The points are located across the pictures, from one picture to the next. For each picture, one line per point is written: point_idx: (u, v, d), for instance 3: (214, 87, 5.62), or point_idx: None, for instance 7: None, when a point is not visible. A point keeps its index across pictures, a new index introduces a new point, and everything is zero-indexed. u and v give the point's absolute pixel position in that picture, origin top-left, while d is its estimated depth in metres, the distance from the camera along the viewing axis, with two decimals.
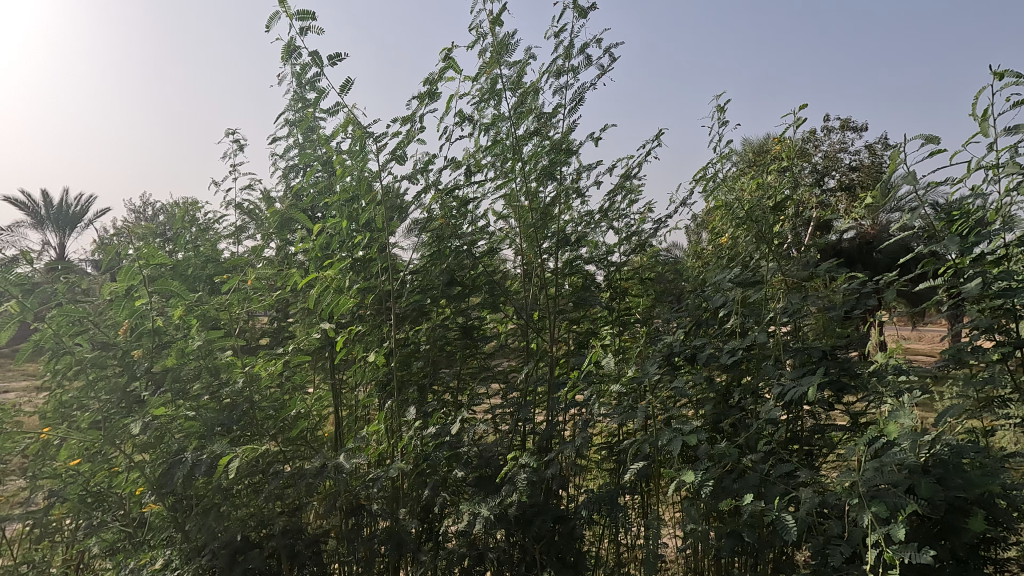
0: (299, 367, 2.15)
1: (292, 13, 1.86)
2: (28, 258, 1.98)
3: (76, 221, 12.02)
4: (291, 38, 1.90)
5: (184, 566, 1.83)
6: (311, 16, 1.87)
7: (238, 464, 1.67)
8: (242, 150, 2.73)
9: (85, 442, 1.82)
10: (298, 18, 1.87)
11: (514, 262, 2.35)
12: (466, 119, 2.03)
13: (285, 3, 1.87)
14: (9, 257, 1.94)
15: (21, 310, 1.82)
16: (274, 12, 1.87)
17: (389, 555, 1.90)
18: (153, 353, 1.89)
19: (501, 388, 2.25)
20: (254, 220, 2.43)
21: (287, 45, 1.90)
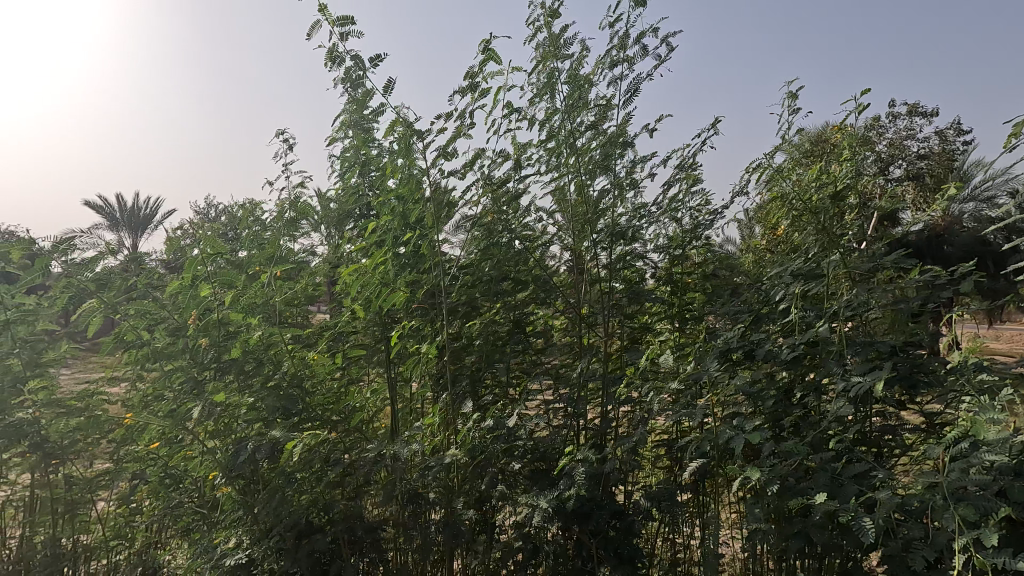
0: (354, 361, 2.21)
1: (333, 20, 1.93)
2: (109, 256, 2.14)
3: (147, 224, 12.84)
4: (334, 45, 1.97)
5: (253, 546, 1.91)
6: (351, 21, 1.94)
7: (301, 449, 1.74)
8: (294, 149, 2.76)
9: (164, 427, 1.95)
10: (338, 23, 1.94)
11: (561, 258, 2.34)
12: (514, 111, 2.07)
13: (325, 11, 1.94)
14: (93, 256, 2.11)
15: (103, 304, 1.94)
16: (315, 20, 1.95)
17: (446, 544, 1.92)
18: (219, 343, 1.95)
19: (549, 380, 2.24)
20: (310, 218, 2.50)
21: (330, 52, 1.98)
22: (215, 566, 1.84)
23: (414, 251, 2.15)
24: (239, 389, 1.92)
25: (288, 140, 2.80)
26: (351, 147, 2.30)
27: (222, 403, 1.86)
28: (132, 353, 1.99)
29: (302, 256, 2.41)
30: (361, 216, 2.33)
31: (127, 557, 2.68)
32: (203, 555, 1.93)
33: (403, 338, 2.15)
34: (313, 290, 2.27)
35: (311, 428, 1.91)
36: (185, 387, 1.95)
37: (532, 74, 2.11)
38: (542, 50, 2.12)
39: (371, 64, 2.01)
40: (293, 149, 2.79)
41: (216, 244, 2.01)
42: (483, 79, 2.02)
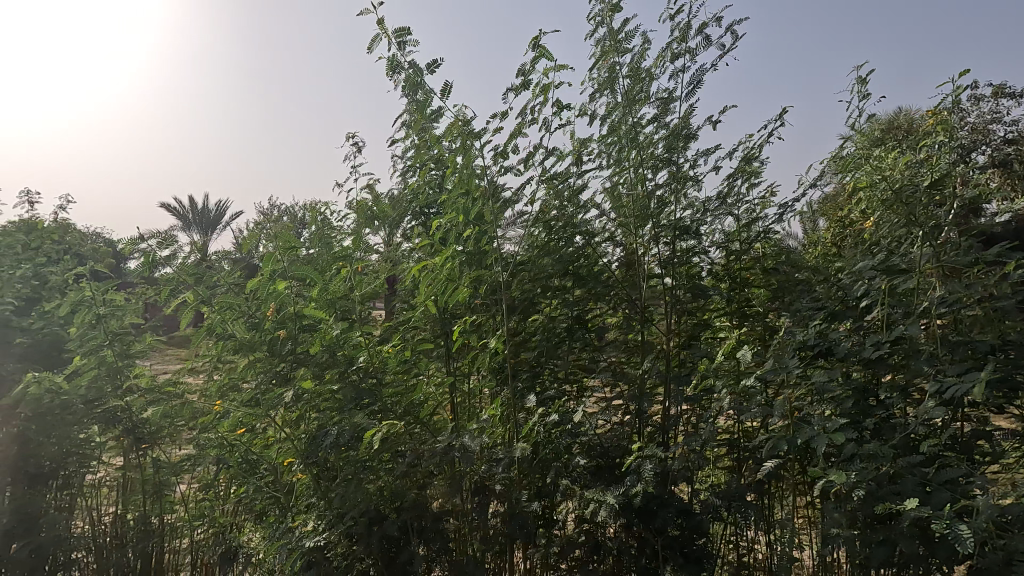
0: (420, 355, 2.27)
1: (390, 33, 1.98)
2: (198, 252, 2.32)
3: (216, 224, 13.61)
4: (393, 55, 2.03)
5: (328, 530, 2.00)
6: (408, 32, 1.98)
7: (379, 438, 1.79)
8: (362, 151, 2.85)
9: (248, 414, 2.08)
10: (395, 34, 1.99)
11: (614, 254, 2.30)
12: (563, 109, 2.08)
13: (382, 23, 1.99)
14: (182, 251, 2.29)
15: (196, 298, 2.12)
16: (374, 34, 2.01)
17: (512, 536, 1.95)
18: (295, 335, 2.05)
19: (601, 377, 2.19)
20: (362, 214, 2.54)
21: (390, 61, 2.03)
22: (294, 547, 1.94)
23: (476, 247, 2.18)
24: (317, 379, 2.02)
25: (357, 144, 2.86)
26: (415, 148, 2.36)
27: (310, 388, 1.95)
28: (217, 343, 2.11)
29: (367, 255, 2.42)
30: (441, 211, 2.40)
31: (208, 535, 2.86)
32: (282, 537, 2.04)
33: (467, 333, 2.19)
34: (378, 285, 2.35)
35: (387, 417, 1.99)
36: (267, 377, 2.07)
37: (592, 69, 2.10)
38: (601, 46, 2.11)
39: (428, 69, 2.05)
40: (359, 151, 2.89)
41: (294, 241, 2.11)
42: (538, 77, 2.02)
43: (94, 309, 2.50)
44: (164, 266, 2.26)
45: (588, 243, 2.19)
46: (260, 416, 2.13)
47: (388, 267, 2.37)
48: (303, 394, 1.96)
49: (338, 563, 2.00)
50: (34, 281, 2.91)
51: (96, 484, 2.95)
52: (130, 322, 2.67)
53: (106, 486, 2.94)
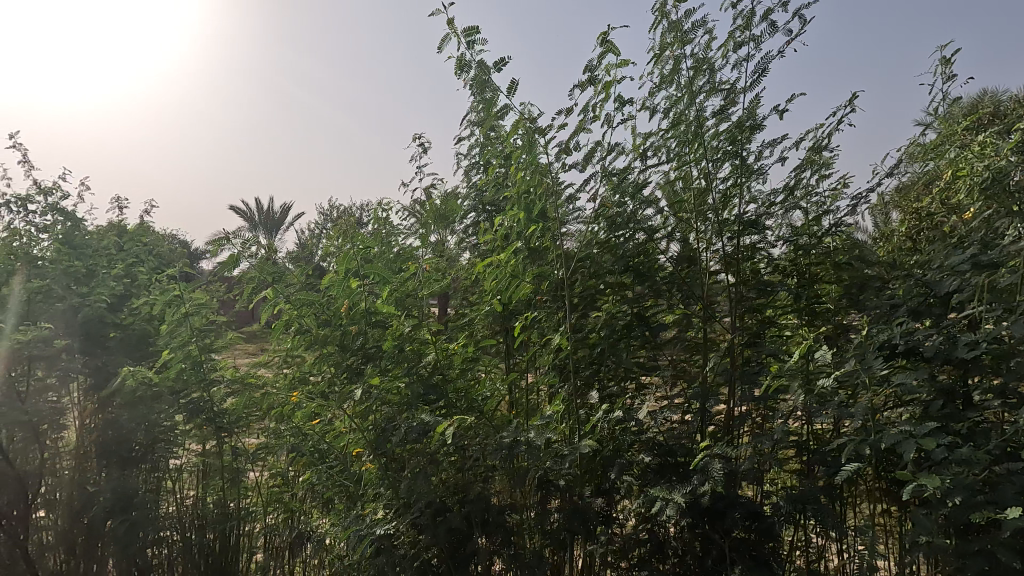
0: (483, 350, 2.31)
1: (460, 32, 2.02)
2: (275, 251, 2.45)
3: (279, 225, 14.29)
4: (461, 55, 2.07)
5: (395, 518, 2.07)
6: (477, 31, 2.01)
7: (450, 433, 1.84)
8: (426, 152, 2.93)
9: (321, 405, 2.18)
10: (464, 33, 2.03)
11: (668, 254, 2.16)
12: (628, 104, 2.04)
13: (452, 23, 2.03)
14: (262, 250, 2.43)
15: (275, 296, 2.24)
16: (443, 35, 2.06)
17: (574, 531, 1.95)
18: (366, 331, 2.13)
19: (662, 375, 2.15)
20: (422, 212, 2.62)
21: (459, 60, 2.07)
22: (364, 533, 2.02)
23: (539, 244, 2.19)
24: (388, 373, 2.09)
25: (423, 144, 2.99)
26: (481, 146, 2.40)
27: (380, 384, 2.01)
28: (297, 340, 2.22)
29: (430, 252, 2.48)
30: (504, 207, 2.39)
31: (279, 520, 3.02)
32: (353, 523, 2.13)
33: (529, 329, 2.21)
34: (442, 281, 2.40)
35: (454, 412, 2.04)
36: (340, 370, 2.16)
37: (654, 62, 2.06)
38: (663, 39, 2.07)
39: (495, 68, 2.08)
40: (424, 151, 2.97)
41: (365, 240, 2.20)
42: (604, 72, 2.01)
43: (180, 305, 2.68)
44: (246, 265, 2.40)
45: (648, 238, 2.12)
46: (334, 407, 2.23)
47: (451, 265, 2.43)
48: (377, 388, 2.03)
49: (405, 551, 2.06)
50: (125, 279, 3.14)
51: (181, 467, 3.17)
52: (212, 318, 2.85)
53: (190, 470, 3.15)
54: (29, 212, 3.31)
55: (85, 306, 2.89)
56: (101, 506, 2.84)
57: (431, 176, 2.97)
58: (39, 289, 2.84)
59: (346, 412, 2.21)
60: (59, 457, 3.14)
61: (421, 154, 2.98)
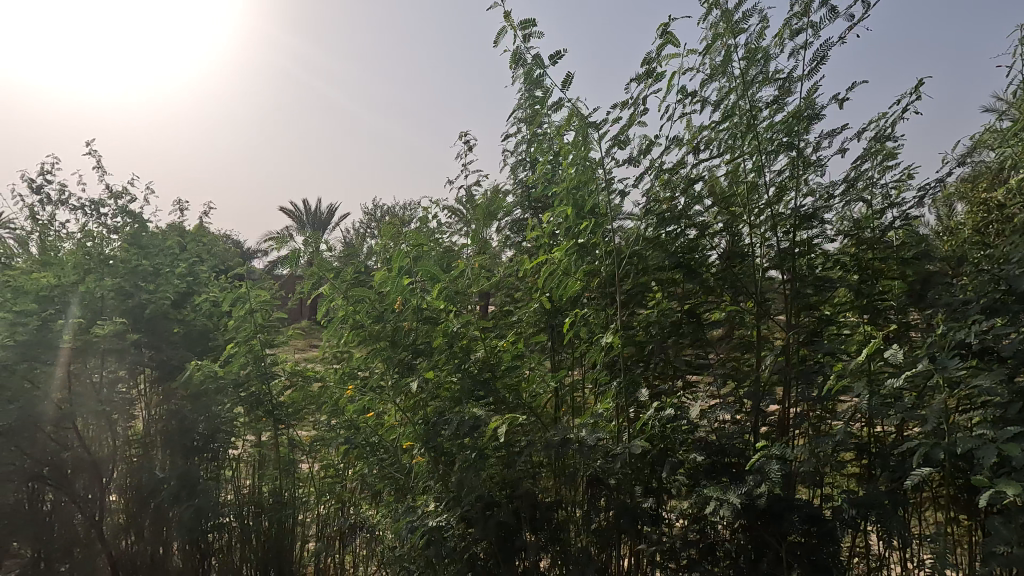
0: (531, 346, 2.32)
1: (516, 25, 2.03)
2: (331, 248, 2.55)
3: (325, 224, 14.74)
4: (517, 48, 2.07)
5: (446, 511, 2.10)
6: (533, 23, 2.02)
7: (503, 431, 1.85)
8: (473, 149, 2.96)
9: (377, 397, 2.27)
10: (521, 27, 2.04)
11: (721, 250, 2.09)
12: (688, 96, 1.99)
13: (509, 17, 2.05)
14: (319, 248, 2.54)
15: (331, 292, 2.40)
16: (500, 30, 2.07)
17: (624, 529, 1.93)
18: (419, 327, 2.17)
19: (715, 373, 2.09)
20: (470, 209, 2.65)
21: (514, 53, 2.08)
22: (416, 525, 2.06)
23: (588, 240, 2.18)
24: (440, 369, 2.13)
25: (469, 142, 3.01)
26: (532, 141, 2.41)
27: (434, 378, 2.06)
28: (350, 333, 2.29)
29: (479, 249, 2.51)
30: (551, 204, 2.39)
31: (330, 509, 3.12)
32: (404, 515, 2.17)
33: (578, 326, 2.20)
34: (490, 278, 2.43)
35: (504, 408, 2.05)
36: (393, 365, 2.21)
37: (706, 52, 2.01)
38: (717, 28, 2.01)
39: (551, 61, 2.08)
40: (470, 149, 3.00)
41: (418, 238, 2.24)
42: (662, 63, 1.97)
43: (242, 302, 2.81)
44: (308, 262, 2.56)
45: (700, 234, 2.07)
46: (386, 401, 2.28)
47: (499, 262, 2.45)
48: (430, 383, 2.07)
49: (455, 543, 2.09)
50: (190, 277, 3.30)
51: (240, 457, 3.32)
52: (271, 314, 2.97)
53: (248, 460, 3.31)
54: (102, 214, 3.54)
55: (152, 303, 3.05)
56: (168, 492, 3.00)
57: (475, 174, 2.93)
58: (113, 286, 3.02)
59: (399, 406, 2.27)
60: (130, 445, 3.35)
61: (467, 152, 3.01)
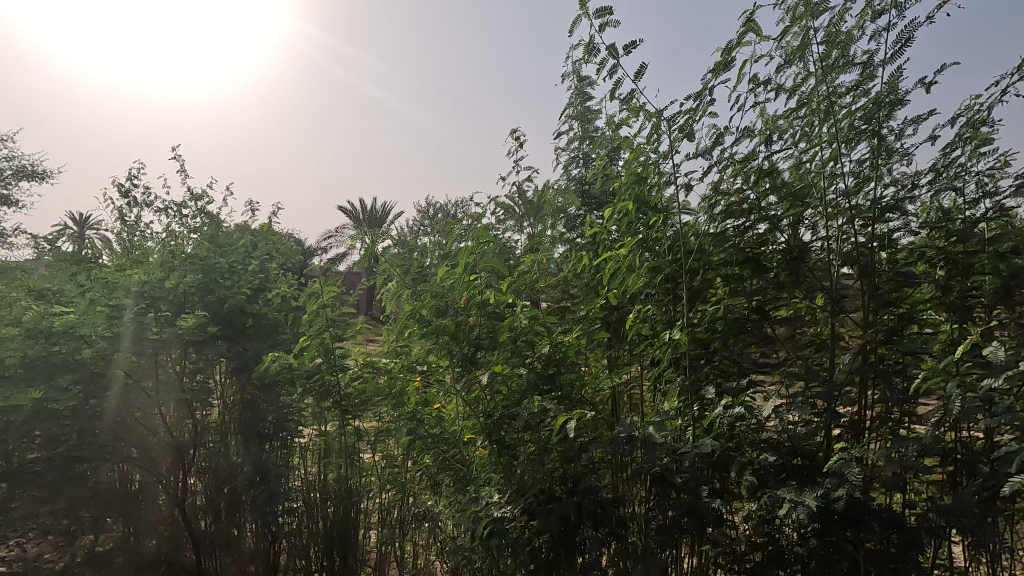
0: (593, 342, 2.32)
1: (592, 14, 2.03)
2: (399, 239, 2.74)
3: (380, 222, 15.24)
4: (591, 38, 2.08)
5: (509, 503, 2.13)
6: (609, 12, 2.01)
7: (572, 425, 1.86)
8: (522, 147, 2.97)
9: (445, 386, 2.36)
10: (597, 16, 2.04)
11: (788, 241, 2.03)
12: (763, 84, 1.93)
13: (584, 6, 2.05)
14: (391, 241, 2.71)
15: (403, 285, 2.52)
16: (576, 18, 2.09)
17: (691, 528, 1.91)
18: (486, 322, 2.22)
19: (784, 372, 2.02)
20: (530, 206, 2.67)
21: (588, 43, 2.09)
22: (481, 516, 2.10)
23: (653, 235, 2.16)
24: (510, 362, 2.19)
25: (518, 139, 3.01)
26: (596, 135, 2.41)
27: (501, 371, 2.10)
28: (412, 326, 2.39)
29: (540, 245, 2.53)
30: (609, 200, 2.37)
31: (393, 498, 3.23)
32: (468, 505, 2.22)
33: (642, 322, 2.18)
34: (551, 274, 2.44)
35: (569, 403, 2.06)
36: (458, 359, 2.26)
37: (783, 38, 1.94)
38: (795, 12, 1.94)
39: (624, 51, 2.07)
40: (521, 146, 3.02)
41: (484, 234, 2.29)
42: (738, 51, 1.92)
43: (315, 297, 2.95)
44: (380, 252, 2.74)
45: (772, 227, 2.00)
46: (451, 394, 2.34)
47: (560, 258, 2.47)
48: (498, 376, 2.12)
49: (518, 535, 2.12)
50: (263, 273, 3.49)
51: (307, 446, 3.45)
52: (340, 309, 3.11)
53: (314, 448, 3.43)
54: (183, 214, 3.79)
55: (230, 298, 3.25)
56: (244, 476, 3.18)
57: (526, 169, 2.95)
58: (196, 282, 3.23)
59: (464, 398, 2.32)
60: (208, 430, 3.55)
61: (518, 148, 3.02)
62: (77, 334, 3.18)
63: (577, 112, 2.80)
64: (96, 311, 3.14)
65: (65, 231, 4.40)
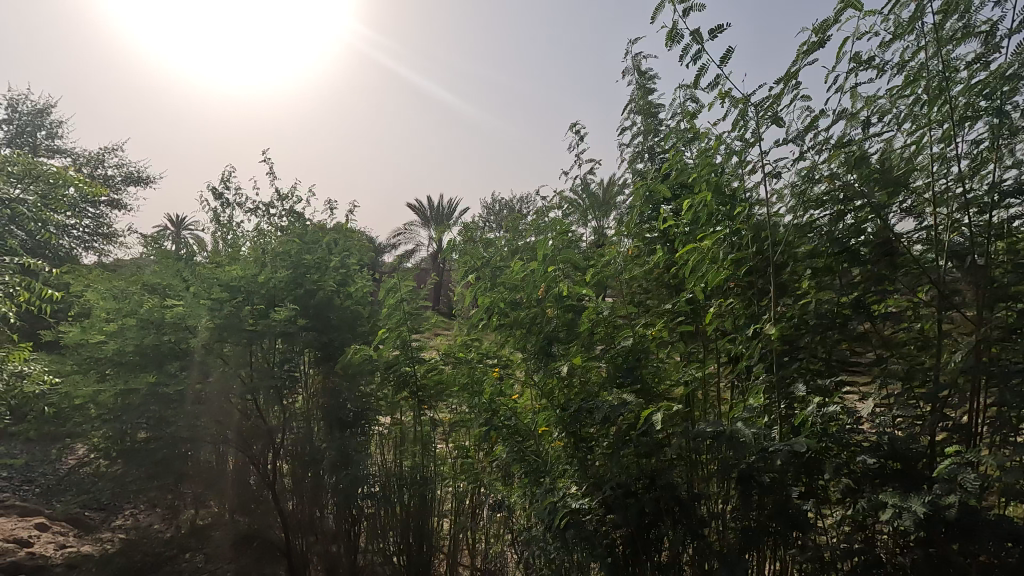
0: (673, 336, 2.27)
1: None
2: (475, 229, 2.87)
3: (447, 219, 15.59)
4: (675, 24, 2.03)
5: (587, 496, 2.12)
6: None
7: (660, 418, 1.84)
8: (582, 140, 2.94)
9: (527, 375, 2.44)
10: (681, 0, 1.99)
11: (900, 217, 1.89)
12: (864, 63, 1.81)
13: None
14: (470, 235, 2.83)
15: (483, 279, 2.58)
16: (660, 4, 2.05)
17: (780, 532, 1.81)
18: (562, 314, 2.28)
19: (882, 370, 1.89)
20: (596, 202, 2.72)
21: (671, 30, 2.04)
22: (558, 507, 2.11)
23: (735, 227, 2.12)
24: (589, 353, 2.19)
25: (578, 130, 2.95)
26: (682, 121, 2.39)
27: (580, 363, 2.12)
28: (489, 319, 2.46)
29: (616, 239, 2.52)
30: (688, 193, 2.31)
31: (466, 487, 3.30)
32: (544, 496, 2.23)
33: (720, 317, 2.18)
34: (628, 267, 2.41)
35: (649, 397, 2.04)
36: (537, 349, 2.31)
37: (890, 10, 1.80)
38: None
39: (710, 36, 2.01)
40: (580, 138, 2.98)
41: (563, 228, 2.37)
42: (836, 29, 1.81)
43: (394, 291, 3.07)
44: (459, 243, 2.85)
45: (866, 214, 1.88)
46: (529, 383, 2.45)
47: (637, 251, 2.44)
48: (577, 368, 2.14)
49: (595, 528, 2.10)
50: (344, 269, 3.67)
51: (385, 433, 3.60)
52: (417, 303, 3.22)
53: (390, 437, 3.56)
54: (270, 214, 4.05)
55: (317, 291, 3.45)
56: (328, 460, 3.37)
57: (587, 162, 2.97)
58: (285, 277, 3.45)
59: (540, 389, 2.35)
60: (294, 417, 3.76)
61: (578, 141, 2.98)
62: (186, 325, 3.51)
63: (640, 108, 2.77)
64: (199, 303, 3.42)
65: (169, 232, 4.82)
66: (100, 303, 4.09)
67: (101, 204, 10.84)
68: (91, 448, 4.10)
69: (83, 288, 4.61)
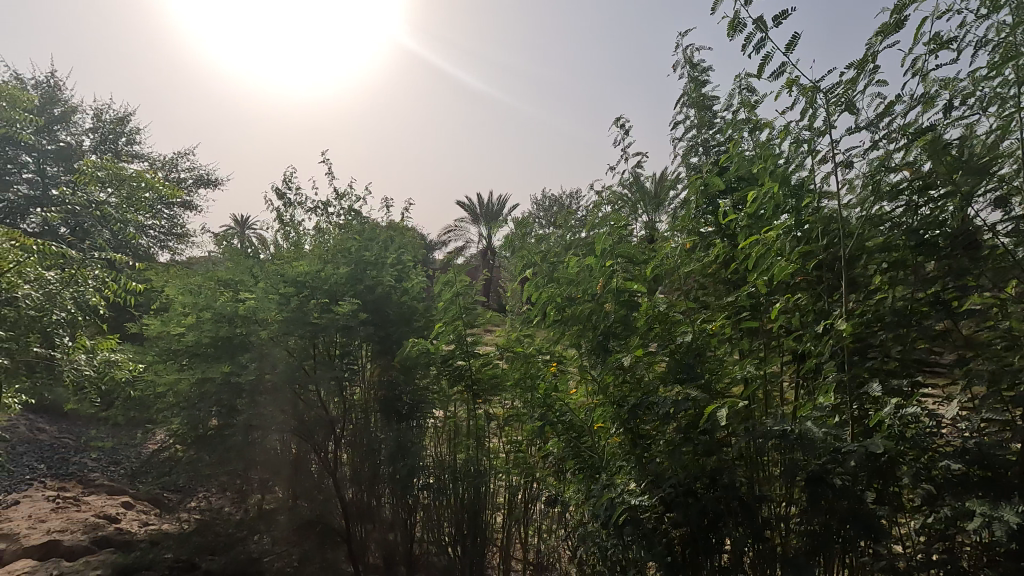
0: (734, 333, 2.22)
1: None
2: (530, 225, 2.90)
3: (496, 216, 15.70)
4: (737, 13, 1.97)
5: (645, 494, 2.10)
6: None
7: (722, 414, 1.82)
8: (628, 133, 2.94)
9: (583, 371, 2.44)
10: None
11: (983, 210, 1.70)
12: (945, 44, 1.71)
13: None
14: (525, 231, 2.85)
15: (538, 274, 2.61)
16: None
17: (852, 538, 1.74)
18: (620, 308, 2.26)
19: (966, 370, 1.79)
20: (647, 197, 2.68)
21: (732, 19, 1.98)
22: (616, 504, 2.10)
23: (802, 219, 2.04)
24: (647, 349, 2.17)
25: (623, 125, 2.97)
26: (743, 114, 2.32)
27: (638, 359, 2.10)
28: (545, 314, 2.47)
29: (672, 234, 2.47)
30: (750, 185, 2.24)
31: (519, 481, 3.33)
32: (600, 492, 2.23)
33: (786, 314, 2.09)
34: (686, 262, 2.37)
35: (710, 395, 2.00)
36: (594, 344, 2.31)
37: None
38: None
39: (774, 23, 1.94)
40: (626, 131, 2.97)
41: (621, 221, 2.36)
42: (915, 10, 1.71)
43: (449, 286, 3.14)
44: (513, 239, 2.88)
45: (948, 205, 1.77)
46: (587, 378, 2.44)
47: (696, 246, 2.38)
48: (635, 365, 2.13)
49: (654, 526, 2.08)
50: (400, 266, 3.77)
51: (440, 426, 3.68)
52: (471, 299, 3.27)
53: (445, 430, 3.64)
54: (330, 213, 4.22)
55: (376, 287, 3.57)
56: (387, 450, 3.49)
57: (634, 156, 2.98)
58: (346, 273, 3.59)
59: (597, 385, 2.34)
60: (353, 408, 3.90)
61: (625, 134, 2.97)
62: (255, 318, 3.78)
63: (694, 101, 2.72)
64: (267, 298, 3.61)
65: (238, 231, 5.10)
66: (178, 298, 4.37)
67: (176, 206, 11.56)
68: (171, 433, 4.40)
69: (163, 284, 4.94)
